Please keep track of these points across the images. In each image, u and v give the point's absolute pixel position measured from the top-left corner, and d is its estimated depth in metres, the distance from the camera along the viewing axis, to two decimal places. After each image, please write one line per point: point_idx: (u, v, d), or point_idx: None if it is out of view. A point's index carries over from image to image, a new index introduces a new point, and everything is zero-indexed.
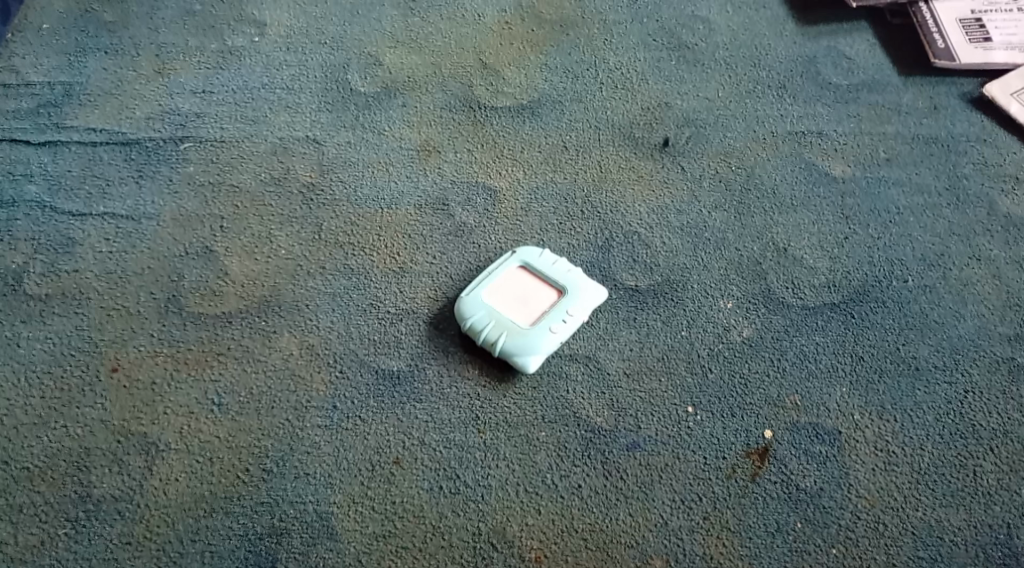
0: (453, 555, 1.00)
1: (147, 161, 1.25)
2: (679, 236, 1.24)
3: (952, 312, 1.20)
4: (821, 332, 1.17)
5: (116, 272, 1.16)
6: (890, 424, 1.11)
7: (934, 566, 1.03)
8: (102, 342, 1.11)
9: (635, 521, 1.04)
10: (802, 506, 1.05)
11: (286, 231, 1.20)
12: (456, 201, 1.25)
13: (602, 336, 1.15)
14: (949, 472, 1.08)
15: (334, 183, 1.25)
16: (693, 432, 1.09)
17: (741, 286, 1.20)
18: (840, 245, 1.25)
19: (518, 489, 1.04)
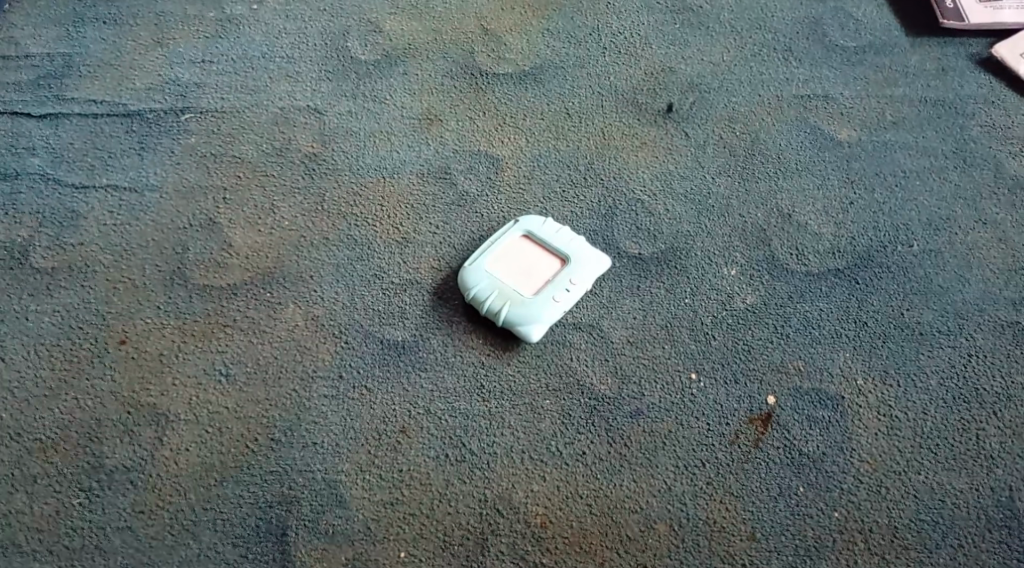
0: (459, 522, 1.01)
1: (149, 132, 1.25)
2: (683, 203, 1.24)
3: (957, 276, 1.20)
4: (825, 298, 1.17)
5: (121, 245, 1.16)
6: (894, 388, 1.12)
7: (936, 529, 1.04)
8: (109, 315, 1.11)
9: (639, 488, 1.05)
10: (805, 471, 1.06)
11: (289, 202, 1.20)
12: (459, 169, 1.24)
13: (606, 304, 1.16)
14: (952, 436, 1.09)
15: (337, 153, 1.25)
16: (697, 398, 1.10)
17: (745, 253, 1.20)
18: (845, 210, 1.25)
19: (523, 457, 1.05)
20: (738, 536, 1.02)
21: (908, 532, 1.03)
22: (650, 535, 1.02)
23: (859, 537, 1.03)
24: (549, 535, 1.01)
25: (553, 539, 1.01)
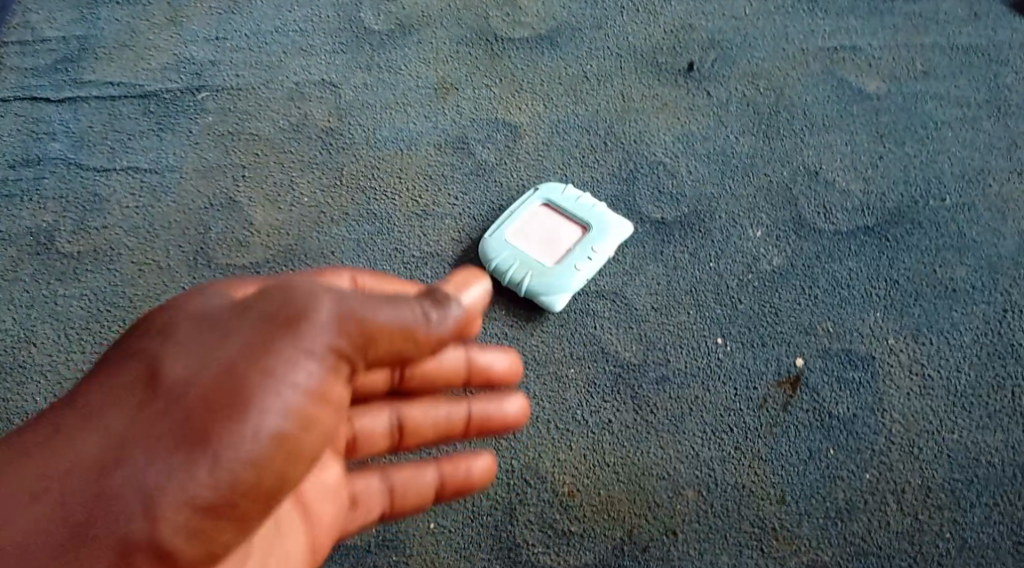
0: (488, 492, 1.03)
1: (166, 112, 1.24)
2: (706, 164, 1.21)
3: (991, 230, 1.17)
4: (855, 257, 1.15)
5: (144, 227, 1.16)
6: (926, 347, 1.10)
7: (971, 488, 1.03)
8: (136, 297, 1.11)
9: (667, 454, 1.04)
10: (836, 433, 1.05)
11: (308, 177, 1.20)
12: (477, 138, 1.23)
13: (629, 271, 1.14)
14: (987, 393, 1.08)
15: (353, 126, 1.24)
16: (724, 363, 1.09)
17: (771, 213, 1.18)
18: (876, 165, 1.21)
19: (549, 427, 1.06)
20: (767, 500, 1.02)
21: (941, 492, 1.03)
22: (678, 501, 1.02)
23: (891, 497, 1.03)
24: (578, 503, 1.02)
25: (581, 507, 1.02)
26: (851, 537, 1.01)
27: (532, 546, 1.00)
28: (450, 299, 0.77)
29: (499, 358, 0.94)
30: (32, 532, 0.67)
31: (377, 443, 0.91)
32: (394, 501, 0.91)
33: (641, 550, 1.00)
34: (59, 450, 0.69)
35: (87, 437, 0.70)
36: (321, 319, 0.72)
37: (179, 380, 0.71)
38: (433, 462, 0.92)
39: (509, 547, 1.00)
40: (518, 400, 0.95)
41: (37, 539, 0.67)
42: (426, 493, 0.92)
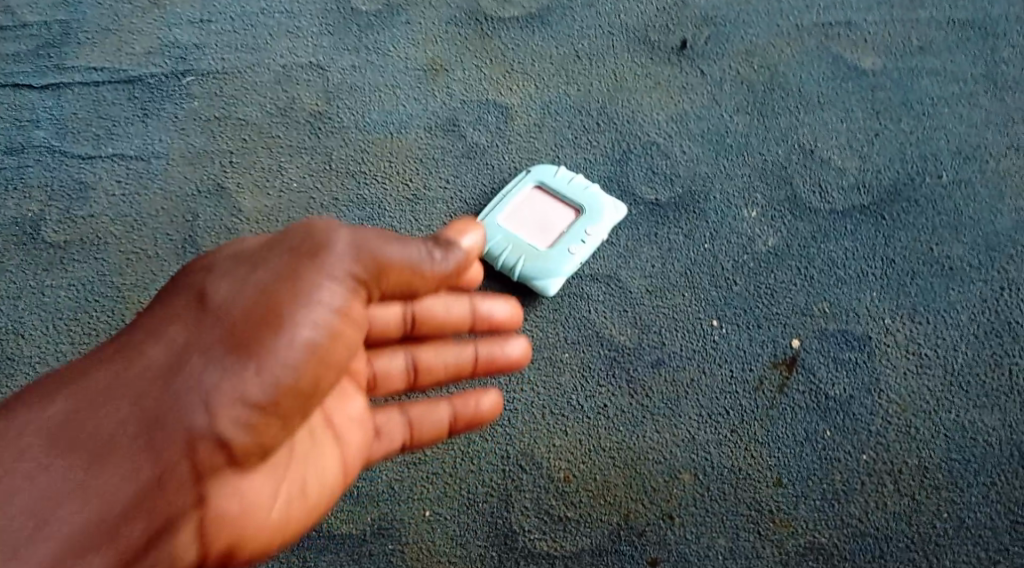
0: (483, 479, 1.02)
1: (151, 98, 1.22)
2: (700, 144, 1.20)
3: (988, 207, 1.16)
4: (851, 237, 1.14)
5: (131, 215, 1.15)
6: (923, 326, 1.09)
7: (968, 467, 1.02)
8: (124, 286, 1.10)
9: (663, 438, 1.04)
10: (832, 414, 1.05)
11: (296, 163, 1.18)
12: (467, 121, 1.21)
13: (623, 253, 1.13)
14: (984, 372, 1.07)
15: (342, 110, 1.22)
16: (720, 346, 1.08)
17: (766, 193, 1.17)
18: (871, 143, 1.20)
19: (544, 412, 1.05)
20: (764, 482, 1.02)
21: (939, 472, 1.02)
22: (675, 485, 1.02)
23: (888, 478, 1.02)
24: (574, 488, 1.02)
25: (577, 492, 1.01)
26: (848, 519, 1.00)
27: (528, 532, 1.00)
28: (455, 242, 0.88)
29: (502, 308, 0.98)
30: (110, 427, 0.73)
31: (392, 381, 0.95)
32: (413, 432, 0.93)
33: (638, 534, 1.00)
34: (130, 358, 0.76)
35: (154, 348, 0.77)
36: (344, 244, 0.80)
37: (229, 300, 0.78)
38: (445, 399, 0.94)
39: (505, 533, 1.00)
40: (520, 342, 0.99)
41: (113, 432, 0.73)
42: (440, 428, 0.93)
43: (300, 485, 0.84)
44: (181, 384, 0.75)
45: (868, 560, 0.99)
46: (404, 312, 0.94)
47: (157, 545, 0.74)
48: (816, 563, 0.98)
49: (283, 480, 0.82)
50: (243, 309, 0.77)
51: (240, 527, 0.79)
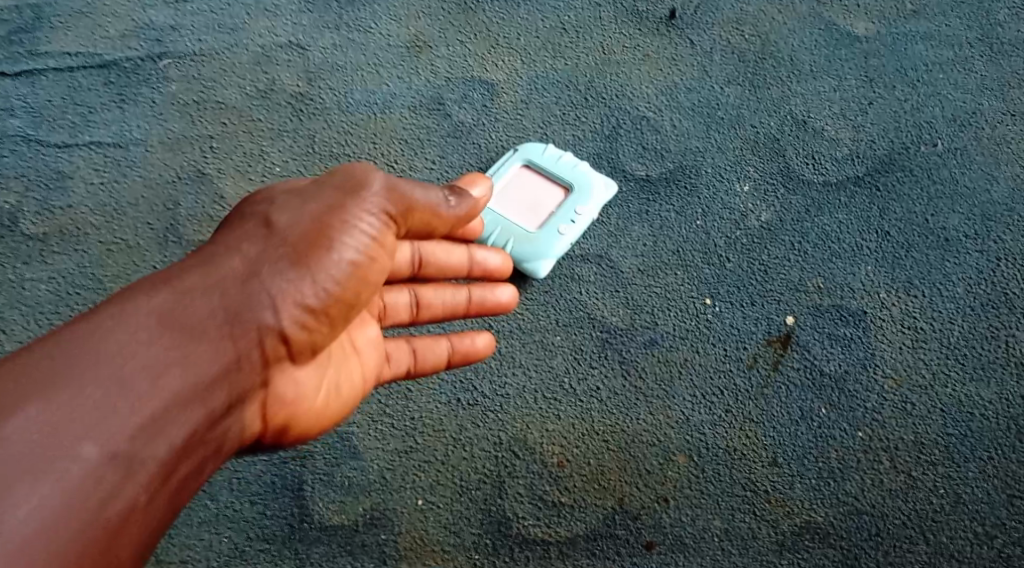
0: (476, 466, 1.01)
1: (127, 83, 1.19)
2: (690, 118, 1.17)
3: (984, 175, 1.14)
4: (846, 210, 1.12)
5: (111, 204, 1.12)
6: (919, 300, 1.08)
7: (965, 442, 1.02)
8: (106, 278, 1.08)
9: (657, 421, 1.03)
10: (827, 391, 1.04)
11: (278, 147, 1.15)
12: (452, 99, 1.18)
13: (613, 232, 1.11)
14: (981, 345, 1.06)
15: (323, 91, 1.19)
16: (713, 325, 1.06)
17: (759, 166, 1.15)
18: (865, 112, 1.18)
19: (536, 396, 1.04)
20: (759, 462, 1.01)
21: (935, 447, 1.01)
22: (669, 467, 1.01)
23: (884, 455, 1.01)
24: (567, 473, 1.01)
25: (571, 477, 1.00)
26: (844, 497, 0.99)
27: (522, 519, 0.99)
28: (465, 191, 0.93)
29: (495, 257, 0.99)
30: (202, 313, 0.73)
31: (396, 316, 0.94)
32: (417, 362, 0.94)
33: (633, 518, 0.99)
34: (211, 256, 0.77)
35: (235, 248, 0.78)
36: (380, 181, 0.84)
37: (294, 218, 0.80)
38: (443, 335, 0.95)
39: (499, 521, 0.99)
40: (509, 289, 0.98)
41: (204, 318, 0.73)
42: (438, 361, 0.94)
43: (336, 384, 0.86)
44: (261, 277, 0.77)
45: (865, 538, 0.98)
46: (414, 250, 0.93)
47: (227, 420, 0.75)
48: (812, 542, 0.98)
49: (323, 380, 0.85)
50: (312, 223, 0.80)
51: (287, 414, 0.82)
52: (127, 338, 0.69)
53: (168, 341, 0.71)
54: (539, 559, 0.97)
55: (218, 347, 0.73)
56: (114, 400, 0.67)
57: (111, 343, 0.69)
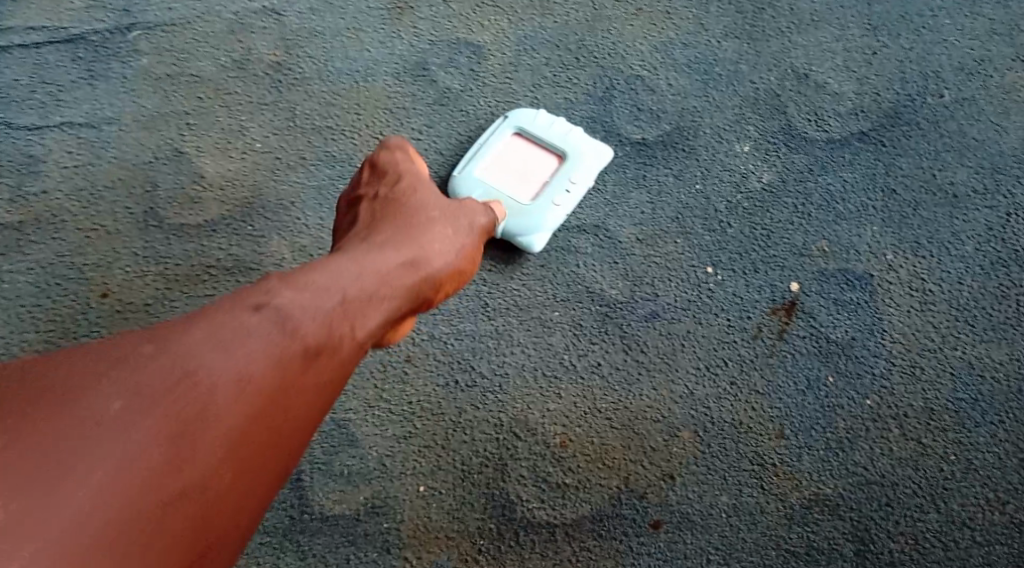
0: (477, 449, 0.99)
1: (97, 57, 1.13)
2: (686, 75, 1.12)
3: (993, 126, 1.10)
4: (851, 168, 1.08)
5: (88, 188, 1.07)
6: (927, 260, 1.05)
7: (976, 407, 1.00)
8: (87, 266, 1.04)
9: (660, 396, 1.00)
10: (834, 359, 1.01)
11: (258, 121, 1.11)
12: (437, 63, 1.13)
13: (610, 200, 1.07)
14: (991, 305, 1.03)
15: (302, 60, 1.13)
16: (715, 294, 1.03)
17: (759, 125, 1.10)
18: (870, 63, 1.13)
19: (536, 375, 1.01)
20: (766, 435, 0.99)
21: (945, 413, 0.99)
22: (675, 443, 0.99)
23: (894, 423, 0.99)
24: (571, 454, 0.99)
25: (574, 457, 0.98)
26: (853, 468, 0.98)
27: (526, 502, 0.97)
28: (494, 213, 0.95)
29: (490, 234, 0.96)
30: (406, 276, 0.78)
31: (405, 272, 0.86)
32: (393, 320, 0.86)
33: (639, 497, 0.97)
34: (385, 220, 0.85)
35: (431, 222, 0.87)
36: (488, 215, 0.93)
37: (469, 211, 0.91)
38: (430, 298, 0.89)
39: (503, 504, 0.97)
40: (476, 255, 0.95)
41: (409, 278, 0.79)
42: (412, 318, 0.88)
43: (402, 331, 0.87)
44: (428, 235, 0.85)
45: (875, 509, 0.97)
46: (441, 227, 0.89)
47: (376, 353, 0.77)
48: (821, 515, 0.96)
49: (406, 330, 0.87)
50: (465, 224, 0.90)
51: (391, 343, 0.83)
52: (345, 261, 0.75)
53: (376, 275, 0.76)
54: (546, 542, 0.96)
55: (395, 305, 0.76)
56: (310, 333, 0.67)
57: (326, 270, 0.72)
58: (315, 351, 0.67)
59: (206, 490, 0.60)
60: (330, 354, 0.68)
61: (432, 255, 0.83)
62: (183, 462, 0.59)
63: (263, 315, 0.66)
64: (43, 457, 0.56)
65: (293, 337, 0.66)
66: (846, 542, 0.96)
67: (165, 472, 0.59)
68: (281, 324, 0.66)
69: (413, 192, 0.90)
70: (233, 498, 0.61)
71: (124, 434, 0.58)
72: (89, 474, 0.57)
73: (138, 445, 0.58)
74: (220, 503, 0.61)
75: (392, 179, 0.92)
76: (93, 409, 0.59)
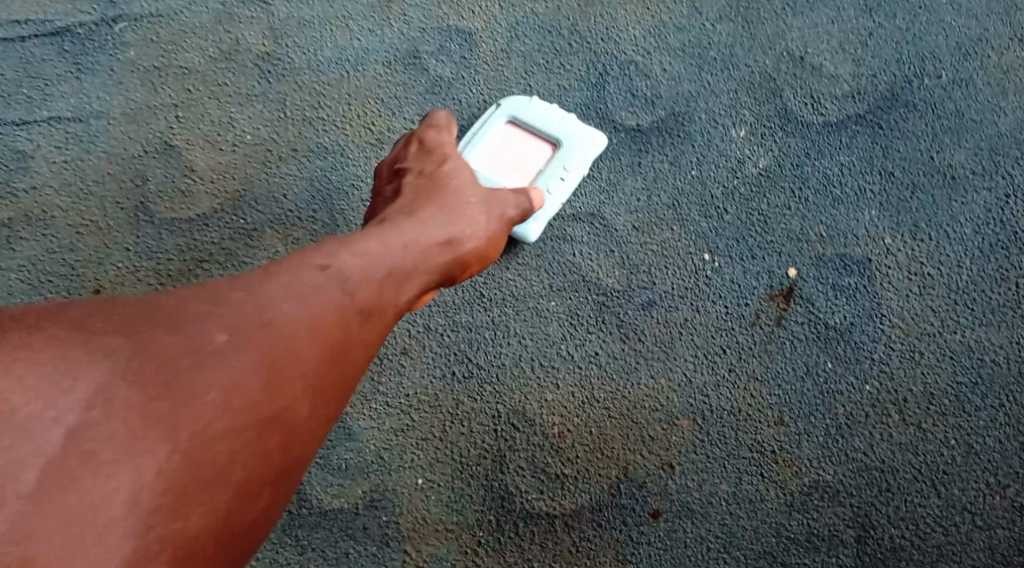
0: (475, 441, 0.98)
1: (83, 50, 1.11)
2: (681, 60, 1.11)
3: (991, 107, 1.09)
4: (848, 151, 1.07)
5: (77, 184, 1.06)
6: (926, 244, 1.04)
7: (975, 390, 0.99)
8: (78, 263, 1.03)
9: (659, 384, 1.00)
10: (833, 344, 1.01)
11: (248, 113, 1.09)
12: (429, 51, 1.12)
13: (605, 188, 1.06)
14: (990, 287, 1.02)
15: (291, 50, 1.12)
16: (712, 281, 1.03)
17: (754, 109, 1.09)
18: (866, 44, 1.12)
19: (533, 365, 1.00)
20: (765, 422, 0.98)
21: (945, 397, 0.99)
22: (674, 432, 0.98)
23: (893, 408, 0.99)
24: (569, 444, 0.98)
25: (573, 448, 0.98)
26: (852, 454, 0.98)
27: (525, 493, 0.97)
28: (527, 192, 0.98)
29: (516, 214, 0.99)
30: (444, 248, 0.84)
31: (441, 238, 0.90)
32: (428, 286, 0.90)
33: (638, 486, 0.97)
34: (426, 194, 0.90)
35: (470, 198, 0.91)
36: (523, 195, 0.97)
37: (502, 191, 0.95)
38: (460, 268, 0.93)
39: (501, 496, 0.96)
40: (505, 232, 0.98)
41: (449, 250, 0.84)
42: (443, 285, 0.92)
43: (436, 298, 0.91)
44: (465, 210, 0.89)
45: (875, 495, 0.96)
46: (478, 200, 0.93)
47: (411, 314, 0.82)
48: (821, 501, 0.96)
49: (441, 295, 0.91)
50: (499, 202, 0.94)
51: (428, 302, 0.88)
52: (392, 230, 0.81)
53: (420, 245, 0.81)
54: (545, 533, 0.96)
55: (432, 277, 0.81)
56: (366, 294, 0.73)
57: (377, 238, 0.78)
58: (368, 312, 0.72)
59: (284, 423, 0.65)
60: (379, 317, 0.74)
61: (468, 229, 0.88)
62: (268, 394, 0.65)
63: (329, 274, 0.71)
64: (155, 375, 0.62)
65: (353, 296, 0.72)
66: (846, 528, 0.95)
67: (254, 401, 0.64)
68: (342, 286, 0.71)
69: (452, 164, 0.95)
70: (304, 433, 0.67)
71: (222, 364, 0.64)
72: (193, 396, 0.62)
73: (234, 374, 0.64)
74: (294, 435, 0.66)
75: (432, 154, 0.96)
76: (198, 340, 0.64)
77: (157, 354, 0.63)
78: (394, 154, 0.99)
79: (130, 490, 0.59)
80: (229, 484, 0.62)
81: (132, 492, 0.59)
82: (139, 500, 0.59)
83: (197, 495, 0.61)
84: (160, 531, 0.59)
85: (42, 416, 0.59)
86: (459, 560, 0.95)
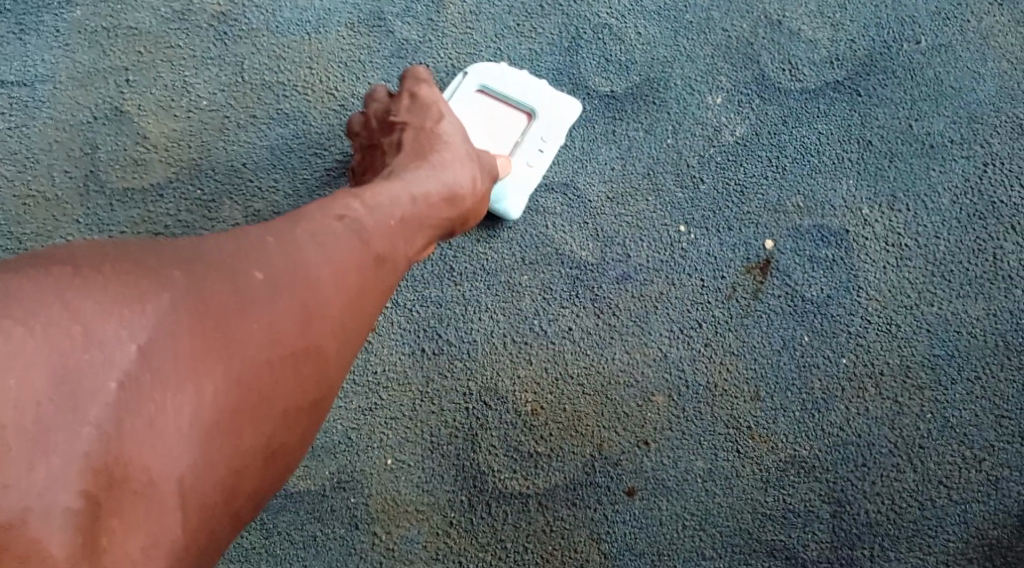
0: (446, 420, 0.95)
1: (25, 9, 1.05)
2: (656, 24, 1.08)
3: (970, 74, 1.06)
4: (826, 119, 1.05)
5: (21, 151, 1.00)
6: (903, 214, 1.02)
7: (951, 363, 0.98)
8: (25, 237, 0.97)
9: (633, 360, 0.98)
10: (810, 317, 0.99)
11: (204, 77, 1.04)
12: (394, 12, 1.07)
13: (578, 157, 1.03)
14: (968, 259, 1.01)
15: (248, 10, 1.06)
16: (688, 254, 1.00)
17: (732, 75, 1.06)
18: (844, 9, 1.09)
19: (505, 341, 0.97)
20: (741, 398, 0.97)
21: (921, 370, 0.98)
22: (649, 408, 0.96)
23: (870, 382, 0.98)
24: (542, 422, 0.96)
25: (546, 425, 0.96)
26: (829, 429, 0.96)
27: (498, 473, 0.94)
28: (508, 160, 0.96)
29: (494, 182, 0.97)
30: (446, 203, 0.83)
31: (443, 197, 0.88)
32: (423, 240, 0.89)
33: (613, 464, 0.95)
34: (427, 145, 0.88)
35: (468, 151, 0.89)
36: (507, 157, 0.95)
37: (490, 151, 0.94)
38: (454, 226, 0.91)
39: (474, 476, 0.94)
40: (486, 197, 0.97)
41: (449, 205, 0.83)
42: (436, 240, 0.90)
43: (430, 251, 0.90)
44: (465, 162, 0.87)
45: (851, 470, 0.95)
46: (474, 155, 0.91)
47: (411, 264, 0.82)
48: (798, 477, 0.95)
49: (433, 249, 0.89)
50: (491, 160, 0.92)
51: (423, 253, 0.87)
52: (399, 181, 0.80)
53: (430, 199, 0.81)
54: (518, 513, 0.93)
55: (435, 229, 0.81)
56: (384, 241, 0.73)
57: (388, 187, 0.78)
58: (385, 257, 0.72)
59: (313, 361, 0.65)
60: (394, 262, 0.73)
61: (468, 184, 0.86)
62: (304, 331, 0.64)
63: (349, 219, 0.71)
64: (204, 304, 0.61)
65: (373, 242, 0.71)
66: (822, 504, 0.94)
67: (295, 336, 0.64)
68: (361, 231, 0.71)
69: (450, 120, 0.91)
70: (334, 369, 0.67)
71: (264, 299, 0.63)
72: (238, 330, 0.62)
73: (274, 311, 0.63)
74: (328, 369, 0.66)
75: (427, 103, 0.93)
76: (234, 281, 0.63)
77: (203, 286, 0.62)
78: (381, 104, 0.95)
79: (191, 414, 0.58)
80: (271, 416, 0.62)
81: (193, 418, 0.58)
82: (202, 429, 0.59)
83: (247, 422, 0.61)
84: (216, 454, 0.59)
85: (105, 342, 0.57)
86: (430, 541, 0.92)
